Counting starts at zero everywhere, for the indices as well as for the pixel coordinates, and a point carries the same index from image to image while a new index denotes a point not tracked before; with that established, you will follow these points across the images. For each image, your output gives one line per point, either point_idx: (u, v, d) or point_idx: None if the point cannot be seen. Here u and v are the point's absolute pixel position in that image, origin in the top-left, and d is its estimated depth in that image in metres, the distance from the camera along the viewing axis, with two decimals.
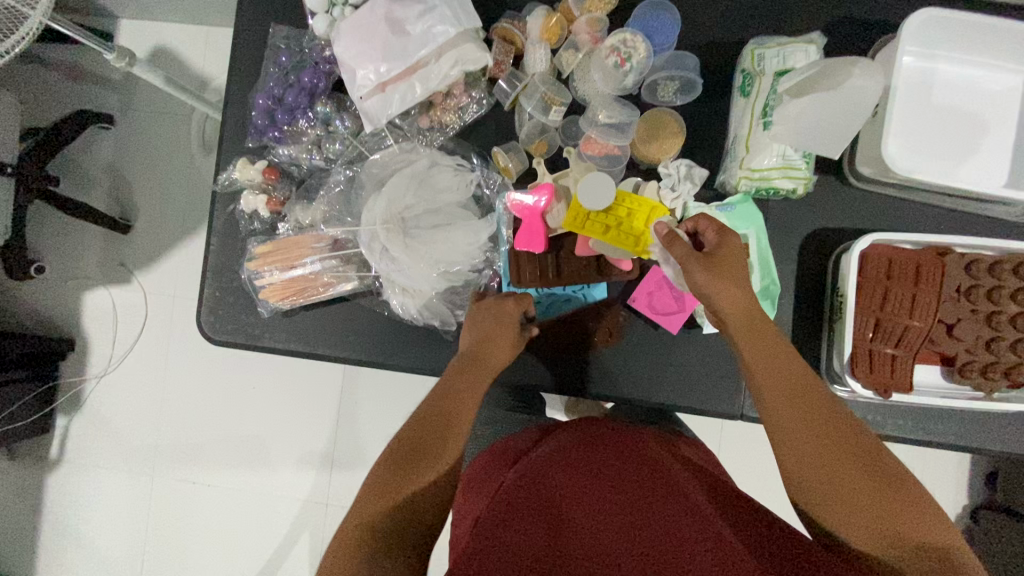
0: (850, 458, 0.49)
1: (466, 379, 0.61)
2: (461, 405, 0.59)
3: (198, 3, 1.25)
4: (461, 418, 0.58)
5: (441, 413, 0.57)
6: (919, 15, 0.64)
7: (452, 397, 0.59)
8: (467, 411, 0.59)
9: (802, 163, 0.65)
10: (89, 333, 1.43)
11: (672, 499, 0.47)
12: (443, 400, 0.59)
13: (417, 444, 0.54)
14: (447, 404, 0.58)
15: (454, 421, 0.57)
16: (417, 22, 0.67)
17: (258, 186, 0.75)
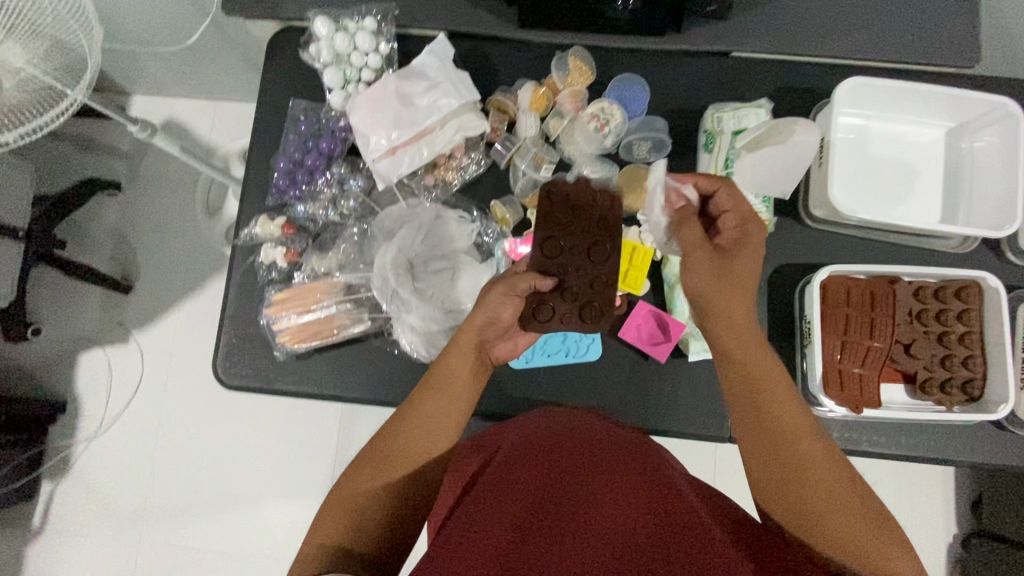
0: (813, 479, 0.54)
1: (438, 375, 0.64)
2: (436, 409, 0.63)
3: (211, 80, 1.36)
4: (439, 419, 0.62)
5: (413, 417, 0.62)
6: (849, 83, 0.76)
7: (426, 403, 0.63)
8: (431, 409, 0.63)
9: (762, 208, 0.76)
10: (81, 395, 1.41)
11: (669, 501, 0.50)
12: (419, 403, 0.63)
13: (394, 448, 0.61)
14: (420, 409, 0.63)
15: (429, 425, 0.62)
16: (424, 96, 0.78)
17: (276, 240, 0.82)
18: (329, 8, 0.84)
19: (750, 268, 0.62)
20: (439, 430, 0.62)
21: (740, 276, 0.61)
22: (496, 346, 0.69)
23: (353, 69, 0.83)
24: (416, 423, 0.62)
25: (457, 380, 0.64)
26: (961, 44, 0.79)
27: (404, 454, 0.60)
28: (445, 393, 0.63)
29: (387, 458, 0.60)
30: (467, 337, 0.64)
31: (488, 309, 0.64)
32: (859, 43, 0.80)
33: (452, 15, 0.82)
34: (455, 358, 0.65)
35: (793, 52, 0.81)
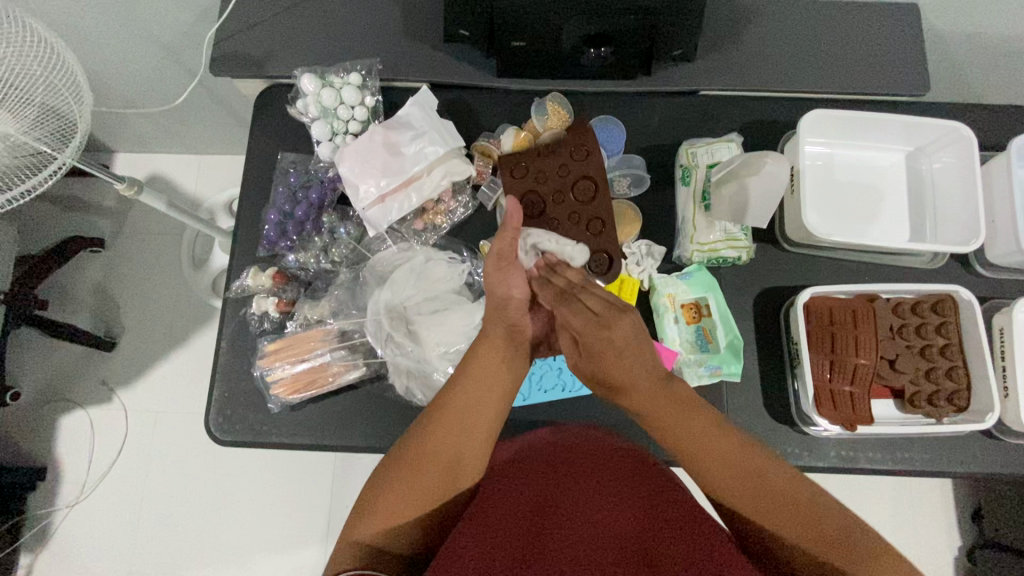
0: (768, 502, 0.54)
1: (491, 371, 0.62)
2: (472, 409, 0.60)
3: (196, 135, 1.38)
4: (476, 419, 0.60)
5: (463, 415, 0.59)
6: (811, 115, 0.81)
7: (462, 401, 0.60)
8: (484, 409, 0.61)
9: (742, 235, 0.79)
10: (62, 460, 1.36)
11: (656, 486, 0.59)
12: (453, 402, 0.60)
13: (427, 449, 0.58)
14: (455, 409, 0.60)
15: (469, 427, 0.60)
16: (410, 144, 0.81)
17: (268, 290, 0.83)
18: (314, 65, 0.87)
19: (623, 368, 0.57)
20: (476, 430, 0.60)
21: (619, 375, 0.57)
22: (525, 329, 0.65)
23: (340, 122, 0.86)
24: (452, 424, 0.59)
25: (494, 378, 0.62)
26: (910, 75, 0.85)
27: (439, 456, 0.58)
28: (483, 389, 0.61)
29: (421, 459, 0.57)
30: (494, 329, 0.64)
31: (497, 288, 0.63)
32: (817, 78, 0.85)
33: (433, 67, 0.86)
34: (491, 355, 0.63)
35: (757, 89, 0.86)
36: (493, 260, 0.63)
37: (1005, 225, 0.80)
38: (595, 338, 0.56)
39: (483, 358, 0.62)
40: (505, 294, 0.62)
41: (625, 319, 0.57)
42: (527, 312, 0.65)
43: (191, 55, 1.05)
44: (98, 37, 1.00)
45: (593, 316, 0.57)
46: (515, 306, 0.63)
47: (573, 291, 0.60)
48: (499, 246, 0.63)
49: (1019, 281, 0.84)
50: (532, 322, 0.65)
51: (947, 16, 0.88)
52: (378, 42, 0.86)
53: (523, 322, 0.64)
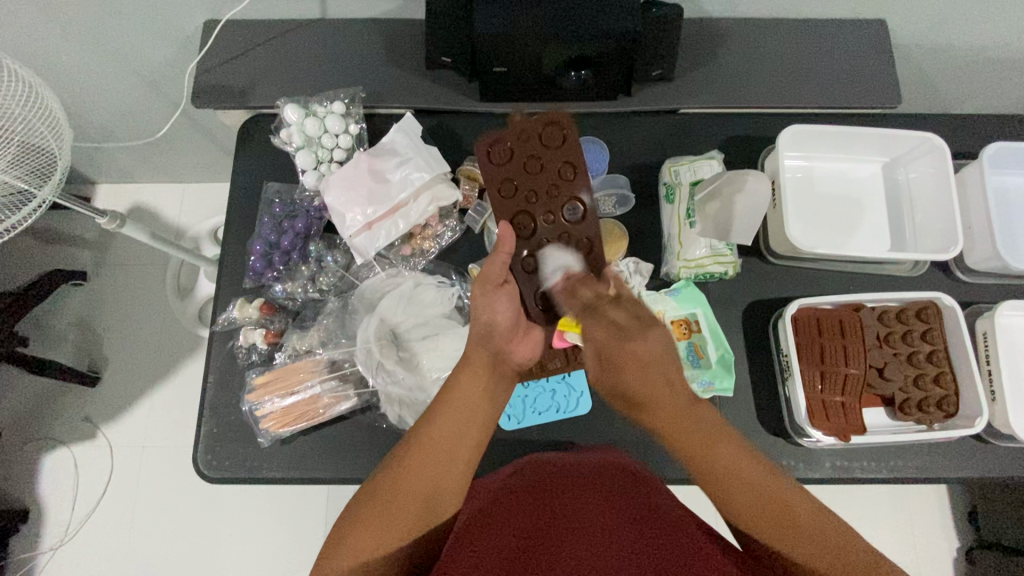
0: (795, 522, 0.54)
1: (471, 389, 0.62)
2: (452, 428, 0.60)
3: (179, 164, 1.38)
4: (454, 450, 0.59)
5: (442, 431, 0.60)
6: (789, 131, 0.83)
7: (440, 432, 0.59)
8: (464, 426, 0.61)
9: (727, 250, 0.80)
10: (45, 500, 1.32)
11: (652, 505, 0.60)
12: (429, 432, 0.60)
13: (401, 484, 0.56)
14: (433, 439, 0.59)
15: (449, 445, 0.59)
16: (396, 171, 0.81)
17: (256, 322, 0.82)
18: (297, 95, 0.87)
19: (644, 380, 0.60)
20: (452, 464, 0.58)
21: (643, 391, 0.60)
22: (512, 355, 0.68)
23: (325, 150, 0.86)
24: (428, 456, 0.58)
25: (472, 408, 0.62)
26: (882, 88, 0.87)
27: (413, 491, 0.56)
28: (461, 419, 0.61)
29: (396, 491, 0.56)
30: (477, 356, 0.64)
31: (481, 313, 0.65)
32: (793, 94, 0.87)
33: (416, 94, 0.87)
34: (470, 382, 0.63)
35: (735, 106, 0.88)
36: (479, 283, 0.65)
37: (982, 231, 0.82)
38: (619, 347, 0.61)
39: (460, 389, 0.62)
40: (491, 316, 0.64)
41: (648, 338, 0.61)
42: (513, 336, 0.67)
43: (173, 86, 1.05)
44: (78, 72, 0.99)
45: (616, 327, 0.63)
46: (501, 332, 0.65)
47: (603, 303, 0.65)
48: (489, 268, 0.65)
49: (998, 285, 0.85)
50: (519, 349, 0.69)
51: (915, 31, 0.91)
52: (361, 71, 0.87)
53: (507, 350, 0.66)
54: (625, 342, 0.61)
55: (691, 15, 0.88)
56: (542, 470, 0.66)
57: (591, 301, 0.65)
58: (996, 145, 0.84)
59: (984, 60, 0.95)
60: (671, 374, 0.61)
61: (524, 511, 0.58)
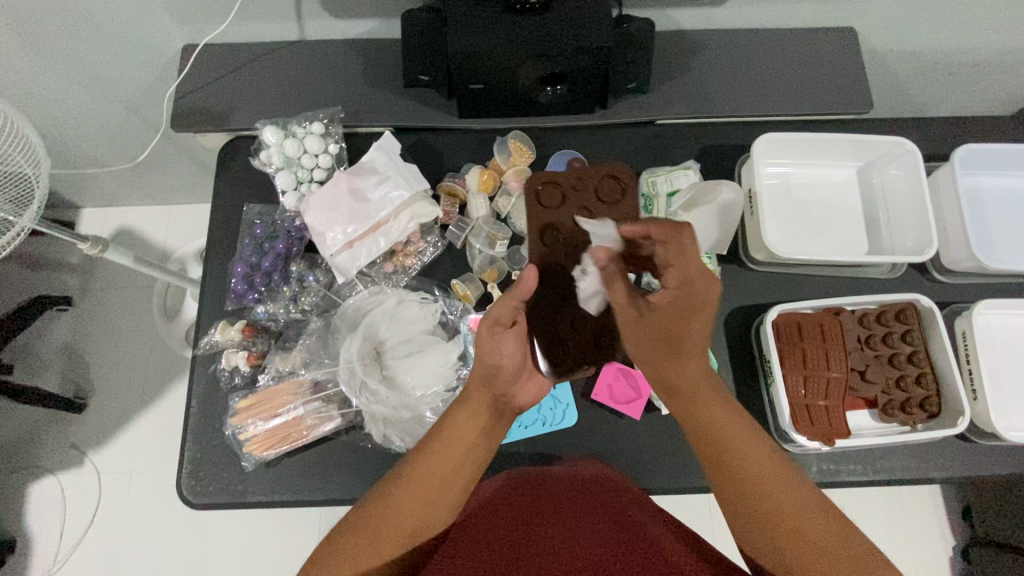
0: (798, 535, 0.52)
1: (471, 415, 0.60)
2: (450, 455, 0.58)
3: (163, 186, 1.37)
4: (439, 493, 0.57)
5: (439, 459, 0.58)
6: (764, 139, 0.84)
7: (427, 474, 0.57)
8: (461, 453, 0.59)
9: (707, 260, 0.81)
10: (32, 531, 1.30)
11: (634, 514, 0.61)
12: (418, 473, 0.57)
13: (383, 524, 0.55)
14: (428, 470, 0.57)
15: (444, 474, 0.57)
16: (376, 189, 0.82)
17: (238, 344, 0.81)
18: (276, 116, 0.88)
19: (696, 329, 0.57)
20: (438, 507, 0.57)
21: (687, 338, 0.57)
22: (518, 398, 0.62)
23: (305, 171, 0.87)
24: (414, 499, 0.56)
25: (461, 450, 0.59)
26: (855, 93, 0.88)
27: (396, 531, 0.55)
28: (451, 462, 0.58)
29: (378, 530, 0.55)
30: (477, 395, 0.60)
31: (486, 356, 0.59)
32: (768, 101, 0.88)
33: (394, 113, 0.87)
34: (465, 423, 0.60)
35: (711, 115, 0.89)
36: (487, 325, 0.59)
37: (956, 232, 0.83)
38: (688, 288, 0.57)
39: (452, 430, 0.59)
40: (496, 359, 0.59)
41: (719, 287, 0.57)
42: (519, 380, 0.62)
43: (154, 109, 1.05)
44: (56, 98, 0.99)
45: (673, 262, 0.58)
46: (505, 376, 0.60)
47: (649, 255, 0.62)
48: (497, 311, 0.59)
49: (975, 284, 0.87)
50: (525, 391, 0.62)
51: (883, 37, 0.93)
52: (339, 92, 0.88)
53: (512, 394, 0.61)
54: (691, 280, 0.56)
55: (664, 28, 0.90)
56: (530, 486, 0.66)
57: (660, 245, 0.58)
58: (967, 147, 0.85)
59: (952, 64, 0.97)
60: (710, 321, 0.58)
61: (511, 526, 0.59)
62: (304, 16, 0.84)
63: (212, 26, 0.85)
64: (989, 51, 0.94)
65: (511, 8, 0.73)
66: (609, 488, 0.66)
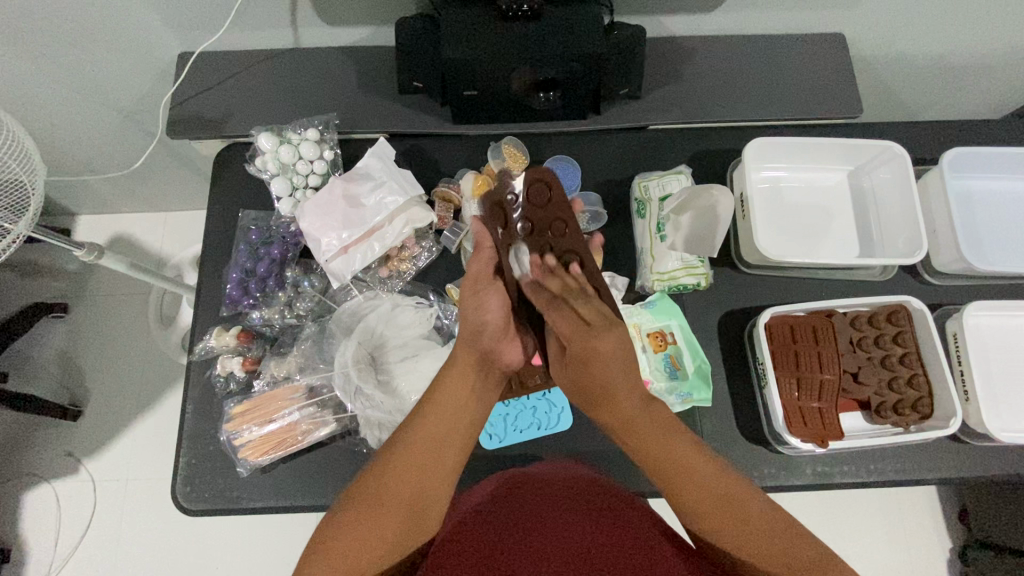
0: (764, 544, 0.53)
1: (463, 373, 0.60)
2: (448, 412, 0.58)
3: (159, 193, 1.38)
4: (436, 454, 0.56)
5: (437, 419, 0.58)
6: (755, 144, 0.85)
7: (423, 437, 0.57)
8: (456, 407, 0.58)
9: (699, 262, 0.81)
10: (26, 539, 1.29)
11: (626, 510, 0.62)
12: (413, 438, 0.57)
13: (385, 492, 0.54)
14: (426, 427, 0.57)
15: (442, 430, 0.57)
16: (371, 195, 0.82)
17: (233, 350, 0.82)
18: (271, 123, 0.88)
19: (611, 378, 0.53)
20: (438, 469, 0.56)
21: (602, 386, 0.54)
22: (506, 356, 0.62)
23: (299, 177, 0.87)
24: (412, 463, 0.55)
25: (456, 409, 0.58)
26: (845, 97, 0.89)
27: (399, 498, 0.54)
28: (445, 423, 0.58)
29: (381, 500, 0.53)
30: (465, 354, 0.60)
31: (471, 310, 0.60)
32: (759, 106, 0.89)
33: (388, 119, 0.88)
34: (456, 383, 0.59)
35: (702, 120, 0.90)
36: (469, 285, 0.61)
37: (946, 234, 0.84)
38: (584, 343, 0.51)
39: (443, 391, 0.59)
40: (480, 314, 0.59)
41: (614, 332, 0.51)
42: (504, 338, 0.61)
43: (151, 117, 1.06)
44: (52, 105, 1.00)
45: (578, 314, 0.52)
46: (491, 330, 0.59)
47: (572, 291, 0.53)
48: (476, 268, 0.62)
49: (965, 286, 0.87)
50: (511, 351, 0.62)
51: (871, 43, 0.94)
52: (334, 99, 0.88)
53: (497, 351, 0.61)
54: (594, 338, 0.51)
55: (655, 35, 0.91)
56: (527, 488, 0.66)
57: (554, 297, 0.53)
58: (956, 150, 0.86)
59: (939, 68, 0.99)
60: (626, 359, 0.52)
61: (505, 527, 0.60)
62: (299, 24, 0.85)
63: (208, 34, 0.86)
64: (976, 56, 0.95)
65: (503, 15, 0.74)
66: (607, 487, 0.65)
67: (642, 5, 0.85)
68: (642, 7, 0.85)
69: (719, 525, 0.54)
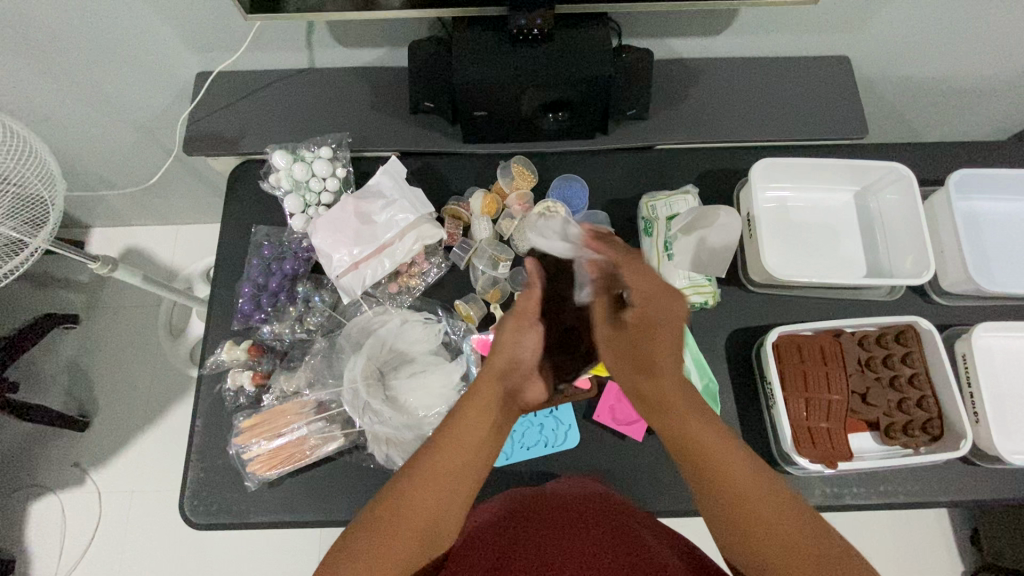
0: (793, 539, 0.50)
1: (483, 404, 0.60)
2: (470, 441, 0.58)
3: (174, 208, 1.40)
4: (452, 492, 0.56)
5: (463, 448, 0.58)
6: (761, 164, 0.86)
7: (441, 467, 0.56)
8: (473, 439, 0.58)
9: (706, 281, 0.83)
10: (31, 551, 1.29)
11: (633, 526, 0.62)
12: (430, 467, 0.56)
13: (399, 520, 0.53)
14: (449, 457, 0.57)
15: (463, 460, 0.57)
16: (382, 212, 0.83)
17: (243, 364, 0.83)
18: (285, 141, 0.90)
19: (663, 345, 0.58)
20: (454, 498, 0.56)
21: (655, 354, 0.58)
22: (529, 395, 0.67)
23: (312, 194, 0.88)
24: (429, 495, 0.55)
25: (475, 441, 0.58)
26: (851, 119, 0.90)
27: (415, 520, 0.54)
28: (462, 455, 0.57)
29: (396, 523, 0.53)
30: (487, 387, 0.62)
31: (508, 349, 0.64)
32: (766, 126, 0.90)
33: (400, 137, 0.90)
34: (477, 414, 0.60)
35: (709, 141, 0.91)
36: (513, 321, 0.65)
37: (953, 254, 0.84)
38: (655, 306, 0.58)
39: (462, 424, 0.59)
40: (520, 354, 0.64)
41: (679, 302, 0.59)
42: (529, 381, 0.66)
43: (166, 133, 1.08)
44: (72, 121, 1.02)
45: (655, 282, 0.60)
46: (521, 371, 0.64)
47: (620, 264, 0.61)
48: (522, 306, 0.66)
49: (974, 306, 0.87)
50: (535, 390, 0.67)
51: (875, 65, 0.95)
52: (347, 117, 0.90)
53: (522, 389, 0.65)
54: (668, 302, 0.59)
55: (662, 57, 0.93)
56: (526, 503, 0.67)
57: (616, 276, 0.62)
58: (962, 171, 0.87)
59: (945, 90, 1.00)
60: (679, 332, 0.59)
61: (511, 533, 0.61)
62: (314, 46, 0.88)
63: (225, 55, 0.89)
64: (978, 78, 0.97)
65: (513, 39, 0.76)
66: (614, 503, 0.67)
67: (649, 28, 0.86)
68: (649, 30, 0.87)
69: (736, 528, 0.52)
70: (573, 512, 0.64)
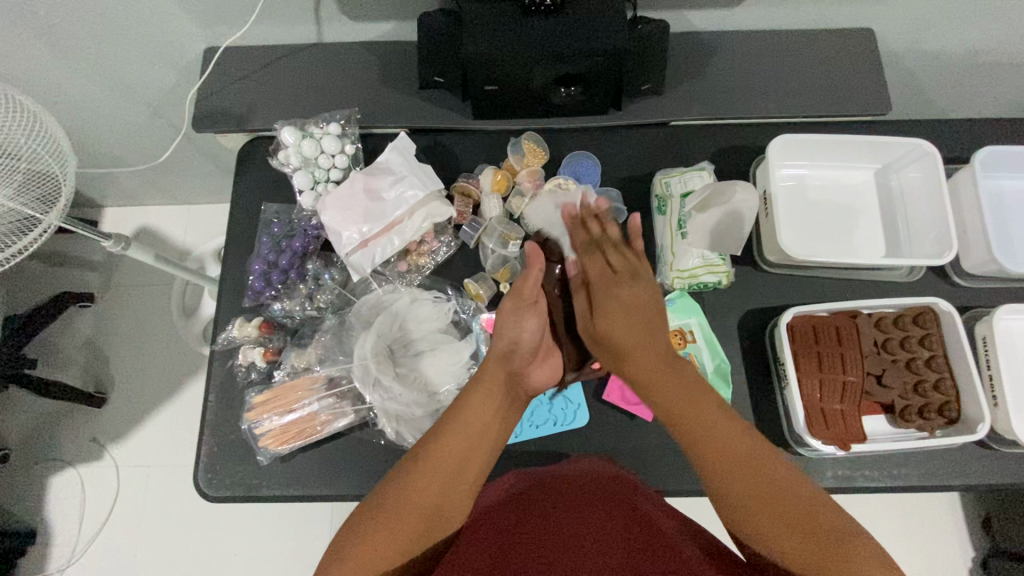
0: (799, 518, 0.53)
1: (491, 386, 0.64)
2: (478, 423, 0.61)
3: (184, 186, 1.40)
4: (462, 467, 0.59)
5: (472, 430, 0.61)
6: (779, 141, 0.83)
7: (445, 447, 0.59)
8: (479, 421, 0.62)
9: (720, 261, 0.81)
10: (53, 520, 1.32)
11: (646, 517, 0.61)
12: (439, 445, 0.59)
13: (408, 494, 0.56)
14: (459, 432, 0.60)
15: (469, 440, 0.60)
16: (391, 189, 0.82)
17: (255, 340, 0.83)
18: (294, 117, 0.89)
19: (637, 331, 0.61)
20: (457, 485, 0.58)
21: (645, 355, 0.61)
22: (529, 378, 0.67)
23: (321, 171, 0.88)
24: (437, 469, 0.58)
25: (482, 424, 0.62)
26: (873, 94, 0.87)
27: (424, 499, 0.56)
28: (469, 438, 0.60)
29: (392, 515, 0.55)
30: (491, 374, 0.64)
31: (509, 330, 0.66)
32: (784, 102, 0.88)
33: (409, 114, 0.88)
34: (481, 400, 0.63)
35: (725, 117, 0.88)
36: (513, 300, 0.67)
37: (977, 236, 0.82)
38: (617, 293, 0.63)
39: (470, 401, 0.62)
40: (519, 335, 0.65)
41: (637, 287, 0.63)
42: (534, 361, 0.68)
43: (175, 110, 1.07)
44: (82, 98, 1.02)
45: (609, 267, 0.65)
46: (524, 352, 0.66)
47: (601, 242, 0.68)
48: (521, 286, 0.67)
49: (996, 289, 0.85)
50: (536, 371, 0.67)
51: (900, 38, 0.92)
52: (356, 94, 0.89)
53: (525, 373, 0.66)
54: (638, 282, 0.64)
55: (679, 30, 0.90)
56: (537, 483, 0.67)
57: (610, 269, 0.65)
58: (990, 149, 0.84)
59: (975, 65, 0.96)
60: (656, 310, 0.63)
61: (517, 520, 0.62)
62: (322, 20, 0.86)
63: (232, 30, 0.87)
64: (1012, 51, 0.92)
65: (525, 9, 0.74)
66: (628, 485, 0.66)
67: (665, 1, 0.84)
68: (666, 2, 0.84)
69: (755, 510, 0.54)
70: (586, 496, 0.63)
